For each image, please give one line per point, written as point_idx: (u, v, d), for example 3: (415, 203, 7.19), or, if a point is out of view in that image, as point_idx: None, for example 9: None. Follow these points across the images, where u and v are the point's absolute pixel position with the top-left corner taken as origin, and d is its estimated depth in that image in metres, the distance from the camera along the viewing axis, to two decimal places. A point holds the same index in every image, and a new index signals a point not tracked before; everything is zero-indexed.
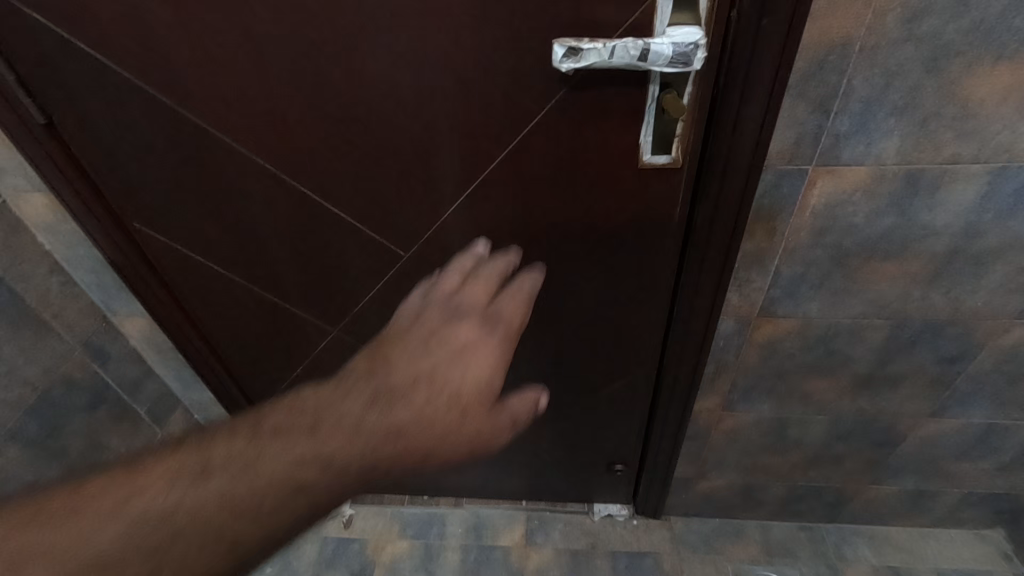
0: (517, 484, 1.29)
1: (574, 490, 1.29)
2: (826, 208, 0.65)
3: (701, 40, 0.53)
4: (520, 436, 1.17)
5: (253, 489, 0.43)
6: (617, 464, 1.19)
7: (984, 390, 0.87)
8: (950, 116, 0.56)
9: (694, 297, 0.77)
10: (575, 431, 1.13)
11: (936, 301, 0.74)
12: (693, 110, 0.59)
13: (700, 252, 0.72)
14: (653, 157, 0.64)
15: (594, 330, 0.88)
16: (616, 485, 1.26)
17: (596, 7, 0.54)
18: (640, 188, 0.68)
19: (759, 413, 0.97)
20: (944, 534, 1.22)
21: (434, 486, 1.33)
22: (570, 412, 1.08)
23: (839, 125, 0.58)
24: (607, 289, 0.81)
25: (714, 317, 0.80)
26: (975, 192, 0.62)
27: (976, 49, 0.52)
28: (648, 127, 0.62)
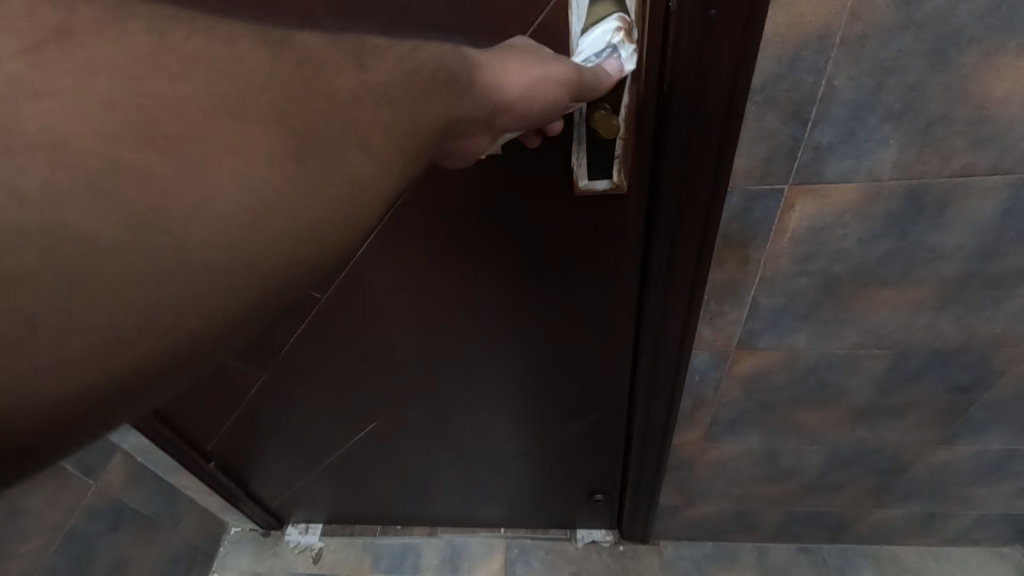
0: (493, 512, 1.21)
1: (554, 518, 1.20)
2: (809, 232, 0.54)
3: (617, 38, 0.43)
4: (491, 468, 1.08)
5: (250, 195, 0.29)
6: (597, 493, 1.10)
7: (1004, 417, 0.76)
8: (961, 119, 0.44)
9: (660, 331, 0.67)
10: (549, 462, 1.04)
11: (945, 329, 0.63)
12: (631, 121, 0.49)
13: (662, 284, 0.62)
14: (591, 183, 0.55)
15: (554, 362, 0.80)
16: (598, 513, 1.17)
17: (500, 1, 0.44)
18: (584, 215, 0.58)
19: (746, 444, 0.86)
20: (957, 553, 1.11)
21: (406, 516, 1.25)
22: (541, 444, 0.99)
23: (820, 136, 0.46)
24: (561, 322, 0.72)
25: (684, 351, 0.69)
26: (993, 208, 0.50)
27: (998, 35, 0.39)
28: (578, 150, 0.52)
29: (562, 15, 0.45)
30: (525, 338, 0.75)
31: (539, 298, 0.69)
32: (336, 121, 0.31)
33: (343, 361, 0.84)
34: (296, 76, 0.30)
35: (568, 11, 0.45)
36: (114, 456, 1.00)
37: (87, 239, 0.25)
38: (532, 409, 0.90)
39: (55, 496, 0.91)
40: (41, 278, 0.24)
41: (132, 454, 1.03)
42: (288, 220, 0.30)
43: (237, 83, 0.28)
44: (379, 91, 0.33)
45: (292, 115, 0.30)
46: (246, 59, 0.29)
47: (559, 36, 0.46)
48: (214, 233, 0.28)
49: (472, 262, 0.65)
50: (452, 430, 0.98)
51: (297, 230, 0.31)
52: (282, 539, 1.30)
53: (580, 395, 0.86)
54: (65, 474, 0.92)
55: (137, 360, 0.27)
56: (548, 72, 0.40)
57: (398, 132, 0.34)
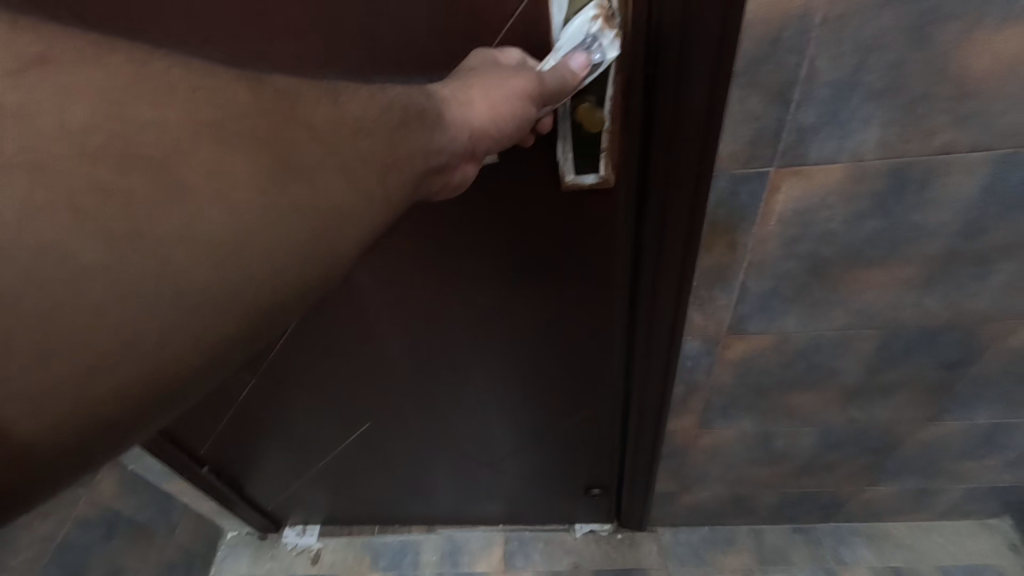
0: (492, 508, 1.21)
1: (552, 513, 1.21)
2: (795, 215, 0.54)
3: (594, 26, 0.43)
4: (486, 466, 1.08)
5: (224, 213, 0.29)
6: (594, 489, 1.11)
7: (990, 392, 0.77)
8: (943, 96, 0.44)
9: (651, 324, 0.68)
10: (545, 459, 1.04)
11: (931, 306, 0.63)
12: (616, 113, 0.49)
13: (652, 277, 0.63)
14: (579, 176, 0.54)
15: (547, 361, 0.80)
16: (597, 509, 1.17)
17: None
18: (572, 212, 0.58)
19: (739, 428, 0.87)
20: (948, 527, 1.13)
21: (403, 513, 1.24)
22: (536, 441, 0.99)
23: (803, 118, 0.46)
24: (552, 321, 0.72)
25: (676, 343, 0.69)
26: (975, 185, 0.50)
27: (976, 11, 0.39)
28: (565, 144, 0.52)
29: (543, 6, 0.45)
30: (517, 336, 0.75)
31: (530, 298, 0.69)
32: (315, 150, 0.33)
33: (334, 363, 0.83)
34: (275, 109, 0.32)
35: (549, 2, 0.44)
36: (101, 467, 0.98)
37: (75, 261, 0.26)
38: (526, 408, 0.91)
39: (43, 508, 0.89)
40: (43, 302, 0.25)
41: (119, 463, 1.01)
42: (270, 246, 0.31)
43: (218, 111, 0.30)
44: (352, 123, 0.35)
45: (273, 141, 0.31)
46: (226, 90, 0.30)
47: (541, 26, 0.46)
48: (198, 254, 0.29)
49: (462, 260, 0.64)
50: (446, 429, 0.98)
51: (278, 253, 0.31)
52: (280, 541, 1.29)
53: (573, 393, 0.86)
54: None
55: (133, 387, 0.28)
56: (512, 89, 0.42)
57: (374, 161, 0.36)
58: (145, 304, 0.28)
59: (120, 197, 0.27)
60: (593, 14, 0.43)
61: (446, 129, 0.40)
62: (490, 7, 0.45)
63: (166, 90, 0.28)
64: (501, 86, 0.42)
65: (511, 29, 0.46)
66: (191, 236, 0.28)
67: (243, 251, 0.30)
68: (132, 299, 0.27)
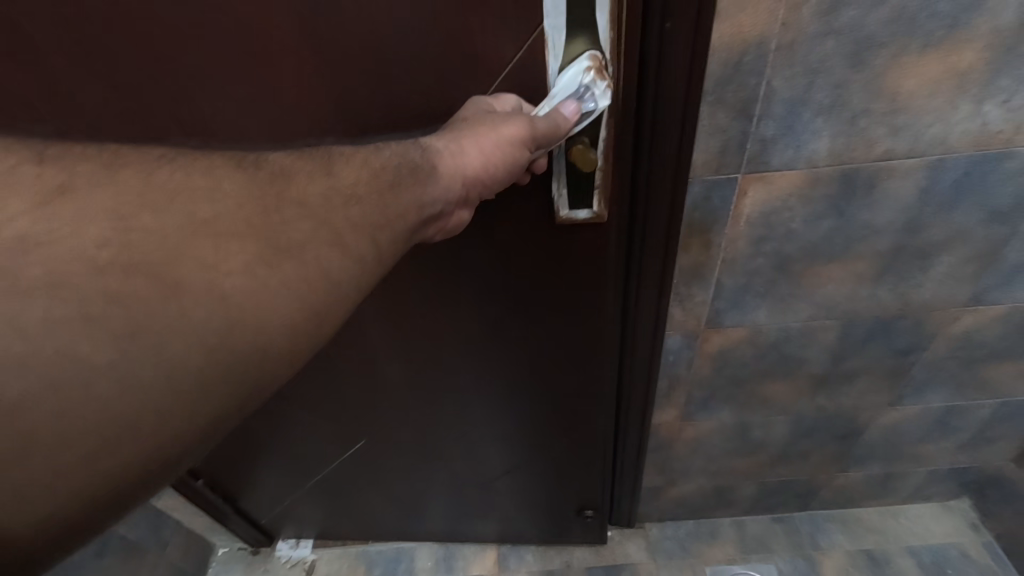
0: (484, 524, 1.21)
1: (546, 530, 1.19)
2: (762, 216, 0.60)
3: (588, 77, 0.45)
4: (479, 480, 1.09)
5: (218, 301, 0.31)
6: (586, 510, 1.11)
7: (942, 376, 0.85)
8: (879, 111, 0.51)
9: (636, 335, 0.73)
10: (537, 480, 1.06)
11: (884, 297, 0.71)
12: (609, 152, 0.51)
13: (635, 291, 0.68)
14: (572, 212, 0.56)
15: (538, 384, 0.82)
16: (590, 530, 1.17)
17: (487, 40, 0.44)
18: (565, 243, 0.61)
19: (719, 420, 0.93)
20: (914, 510, 1.21)
21: (395, 527, 1.24)
22: (528, 462, 1.01)
23: (764, 130, 0.53)
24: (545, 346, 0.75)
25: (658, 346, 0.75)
26: (913, 187, 0.58)
27: (901, 40, 0.46)
28: (558, 183, 0.54)
29: (539, 52, 0.46)
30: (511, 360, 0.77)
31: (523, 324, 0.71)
32: (306, 224, 0.35)
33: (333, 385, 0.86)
34: (265, 192, 0.34)
35: (545, 50, 0.45)
36: None
37: (75, 363, 0.28)
38: (519, 429, 0.92)
39: None
40: (43, 406, 0.27)
41: None
42: (264, 328, 0.32)
43: (215, 209, 0.32)
44: (345, 192, 0.37)
45: (264, 227, 0.33)
46: (221, 182, 0.34)
47: (538, 73, 0.47)
48: (190, 345, 0.30)
49: (457, 290, 0.67)
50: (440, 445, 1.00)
51: (268, 332, 0.32)
52: (273, 555, 1.29)
53: (565, 416, 0.88)
54: None
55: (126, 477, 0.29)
56: (502, 137, 0.44)
57: (365, 226, 0.37)
58: (140, 398, 0.29)
59: (123, 303, 0.29)
60: (587, 66, 0.45)
61: (439, 179, 0.42)
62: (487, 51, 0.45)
63: (170, 195, 0.32)
64: (491, 134, 0.44)
65: (508, 74, 0.47)
66: (185, 328, 0.30)
67: (236, 340, 0.31)
68: (133, 389, 0.29)
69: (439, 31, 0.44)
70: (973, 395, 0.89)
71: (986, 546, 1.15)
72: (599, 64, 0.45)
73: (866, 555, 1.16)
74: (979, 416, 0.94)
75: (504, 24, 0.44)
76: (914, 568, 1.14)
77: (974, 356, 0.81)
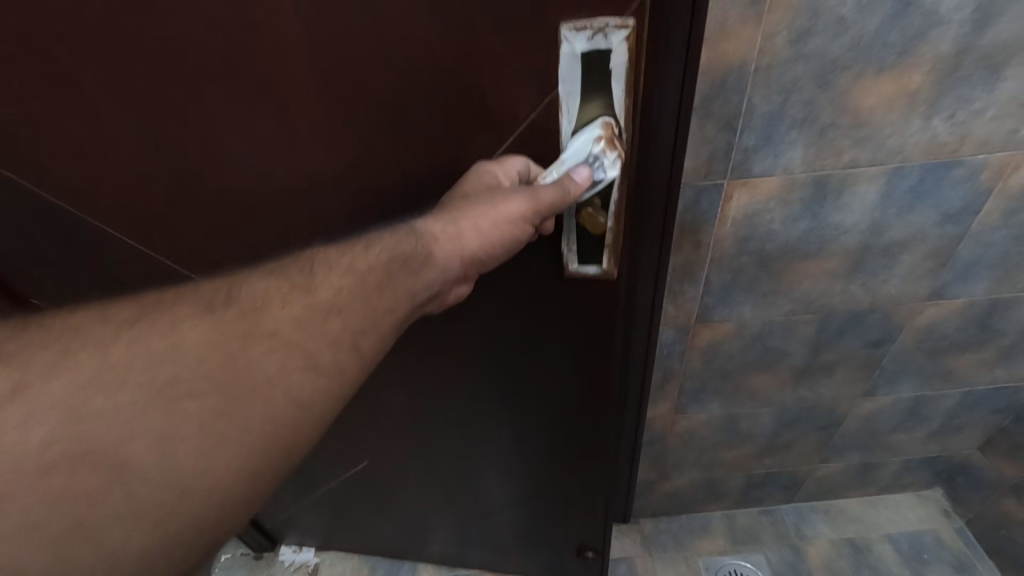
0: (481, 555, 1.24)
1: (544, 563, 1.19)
2: (745, 217, 0.67)
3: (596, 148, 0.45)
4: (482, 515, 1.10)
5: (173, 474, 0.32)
6: (588, 552, 1.07)
7: (910, 367, 0.93)
8: (844, 124, 0.59)
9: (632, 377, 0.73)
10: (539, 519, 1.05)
11: (855, 292, 0.78)
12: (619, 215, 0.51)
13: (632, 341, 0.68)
14: (582, 268, 0.56)
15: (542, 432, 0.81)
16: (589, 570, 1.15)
17: (504, 98, 0.43)
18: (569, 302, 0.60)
19: (709, 412, 0.99)
20: (891, 499, 1.29)
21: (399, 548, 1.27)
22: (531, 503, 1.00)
23: (746, 140, 0.60)
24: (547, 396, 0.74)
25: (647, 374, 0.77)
26: (877, 191, 0.66)
27: (860, 65, 0.54)
28: (568, 241, 0.54)
29: (554, 114, 0.45)
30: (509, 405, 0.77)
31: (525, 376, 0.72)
32: (274, 358, 0.37)
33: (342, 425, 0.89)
34: (228, 338, 0.36)
35: (558, 112, 0.44)
36: None
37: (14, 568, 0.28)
38: (524, 474, 0.92)
39: None
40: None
41: None
42: (219, 491, 0.34)
43: (177, 366, 0.34)
44: (325, 305, 0.40)
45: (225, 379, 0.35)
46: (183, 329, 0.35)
47: (550, 135, 0.46)
48: (140, 522, 0.31)
49: (460, 343, 0.68)
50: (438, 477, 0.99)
51: (218, 499, 0.34)
52: (276, 559, 1.31)
53: (569, 464, 0.87)
54: None
55: None
56: (501, 215, 0.45)
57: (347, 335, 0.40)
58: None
59: (67, 499, 0.30)
60: (598, 134, 0.44)
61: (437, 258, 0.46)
62: (500, 115, 0.44)
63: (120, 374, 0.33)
64: (490, 212, 0.45)
65: (522, 132, 0.45)
66: (136, 508, 0.31)
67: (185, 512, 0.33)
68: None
69: (460, 89, 0.42)
70: (939, 384, 0.97)
71: (958, 531, 1.22)
72: (610, 131, 0.44)
73: (848, 543, 1.23)
74: (946, 405, 1.02)
75: (526, 85, 0.42)
76: (891, 554, 1.21)
77: (937, 347, 0.89)
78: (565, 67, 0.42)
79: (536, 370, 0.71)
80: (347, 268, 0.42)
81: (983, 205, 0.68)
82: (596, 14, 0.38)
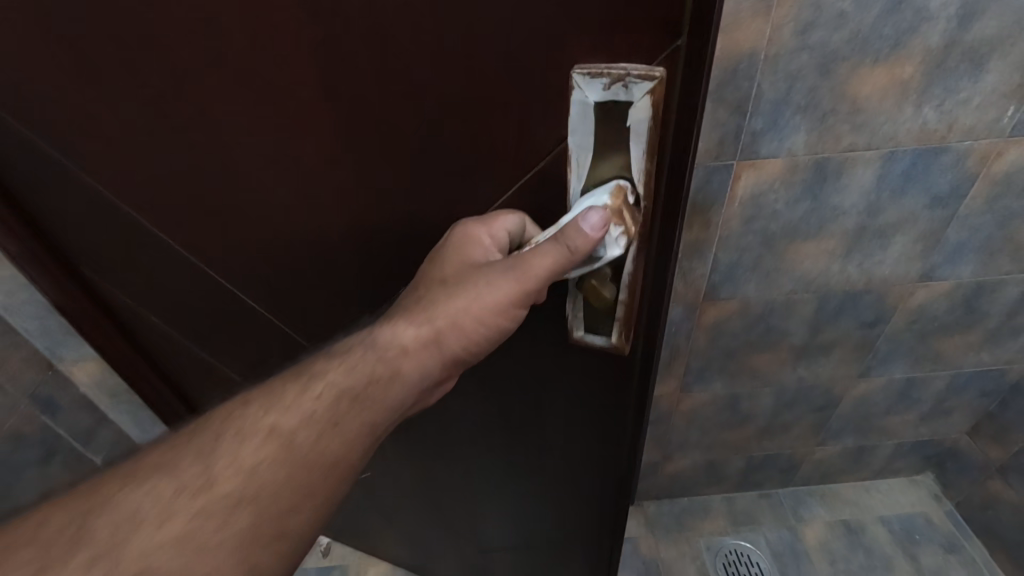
0: None
1: None
2: (752, 197, 0.73)
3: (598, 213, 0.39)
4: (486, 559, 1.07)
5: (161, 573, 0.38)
6: None
7: (902, 348, 0.98)
8: (843, 111, 0.65)
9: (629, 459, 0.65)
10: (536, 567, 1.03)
11: (852, 273, 0.84)
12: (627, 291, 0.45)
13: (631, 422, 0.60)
14: (589, 336, 0.51)
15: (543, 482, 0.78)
16: None
17: (514, 137, 0.40)
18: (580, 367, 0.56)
19: (713, 391, 1.04)
20: (884, 484, 1.34)
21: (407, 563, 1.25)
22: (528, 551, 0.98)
23: (754, 124, 0.66)
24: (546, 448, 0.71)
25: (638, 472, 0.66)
26: (872, 174, 0.72)
27: (858, 55, 0.60)
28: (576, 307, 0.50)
29: (562, 169, 0.41)
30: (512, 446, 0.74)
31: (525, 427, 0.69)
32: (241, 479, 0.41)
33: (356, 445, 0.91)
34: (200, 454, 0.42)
35: (568, 166, 0.41)
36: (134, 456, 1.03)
37: None
38: (525, 518, 0.89)
39: None
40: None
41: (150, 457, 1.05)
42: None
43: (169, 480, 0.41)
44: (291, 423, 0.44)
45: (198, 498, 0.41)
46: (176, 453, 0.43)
47: (557, 189, 0.43)
48: None
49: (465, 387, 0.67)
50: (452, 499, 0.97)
51: None
52: None
53: (569, 517, 0.84)
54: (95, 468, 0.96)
55: None
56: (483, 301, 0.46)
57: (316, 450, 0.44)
58: None
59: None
60: (605, 202, 0.39)
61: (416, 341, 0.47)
62: (512, 158, 0.41)
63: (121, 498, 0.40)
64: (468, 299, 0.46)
65: (532, 177, 0.42)
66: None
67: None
68: None
69: (476, 119, 0.39)
70: (930, 366, 1.02)
71: (948, 513, 1.27)
72: (623, 195, 0.39)
73: (843, 524, 1.28)
74: (935, 387, 1.08)
75: (545, 123, 0.39)
76: (883, 534, 1.25)
77: (928, 329, 0.95)
78: (576, 115, 0.38)
79: (535, 423, 0.67)
80: (314, 391, 0.45)
81: (969, 190, 0.74)
82: (616, 60, 0.34)
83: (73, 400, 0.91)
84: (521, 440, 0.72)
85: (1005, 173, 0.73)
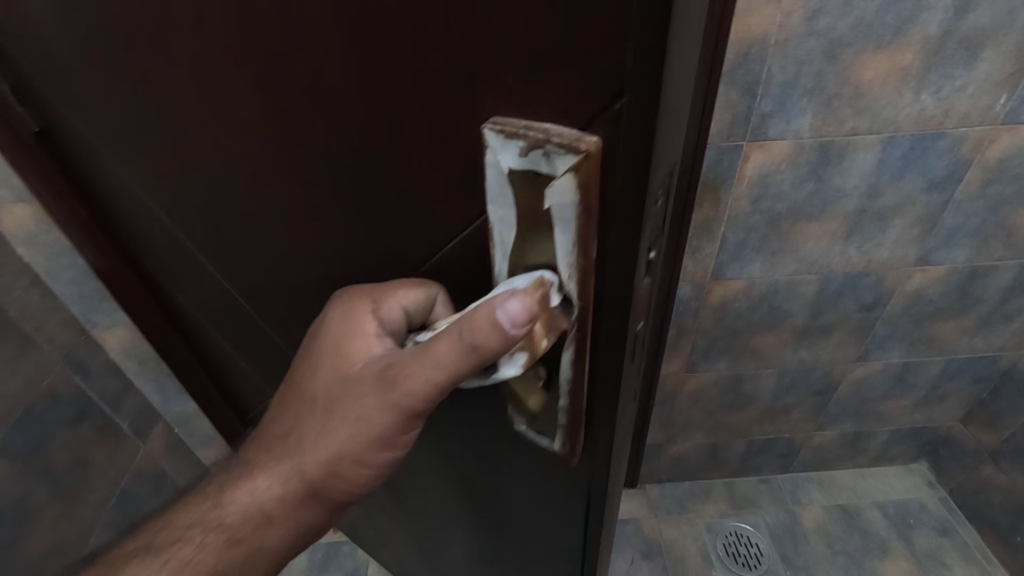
0: None
1: None
2: (760, 178, 0.78)
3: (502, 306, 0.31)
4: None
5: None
6: None
7: (898, 332, 1.03)
8: (847, 95, 0.70)
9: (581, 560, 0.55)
10: None
11: (853, 254, 0.88)
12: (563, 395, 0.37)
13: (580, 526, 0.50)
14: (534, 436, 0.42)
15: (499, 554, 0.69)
16: None
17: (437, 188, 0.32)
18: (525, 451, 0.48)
19: (717, 371, 1.08)
20: (880, 471, 1.38)
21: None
22: None
23: (763, 106, 0.70)
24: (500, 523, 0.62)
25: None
26: (873, 157, 0.76)
27: (861, 41, 0.65)
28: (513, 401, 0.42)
29: (487, 243, 0.33)
30: (456, 498, 0.65)
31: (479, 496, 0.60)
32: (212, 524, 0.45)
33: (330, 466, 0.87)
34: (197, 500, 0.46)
35: (491, 242, 0.32)
36: (158, 424, 1.07)
37: None
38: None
39: (112, 452, 0.99)
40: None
41: (172, 425, 1.09)
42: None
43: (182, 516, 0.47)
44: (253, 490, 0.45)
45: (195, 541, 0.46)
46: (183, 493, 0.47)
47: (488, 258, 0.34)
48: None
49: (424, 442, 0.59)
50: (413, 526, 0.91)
51: None
52: None
53: None
54: (121, 432, 1.00)
55: None
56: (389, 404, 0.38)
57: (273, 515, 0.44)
58: None
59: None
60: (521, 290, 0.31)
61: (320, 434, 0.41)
62: (450, 207, 0.32)
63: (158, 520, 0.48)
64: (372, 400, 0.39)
65: (470, 237, 0.33)
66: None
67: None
68: None
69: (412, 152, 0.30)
70: (925, 350, 1.07)
71: (941, 499, 1.31)
72: (544, 291, 0.31)
73: (840, 508, 1.32)
74: (930, 372, 1.12)
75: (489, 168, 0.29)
76: (879, 518, 1.29)
77: (923, 313, 0.99)
78: (494, 182, 0.30)
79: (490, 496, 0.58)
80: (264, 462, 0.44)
81: (963, 175, 0.79)
82: (536, 116, 0.26)
83: (102, 366, 0.94)
84: (476, 507, 0.63)
85: (997, 159, 0.77)
